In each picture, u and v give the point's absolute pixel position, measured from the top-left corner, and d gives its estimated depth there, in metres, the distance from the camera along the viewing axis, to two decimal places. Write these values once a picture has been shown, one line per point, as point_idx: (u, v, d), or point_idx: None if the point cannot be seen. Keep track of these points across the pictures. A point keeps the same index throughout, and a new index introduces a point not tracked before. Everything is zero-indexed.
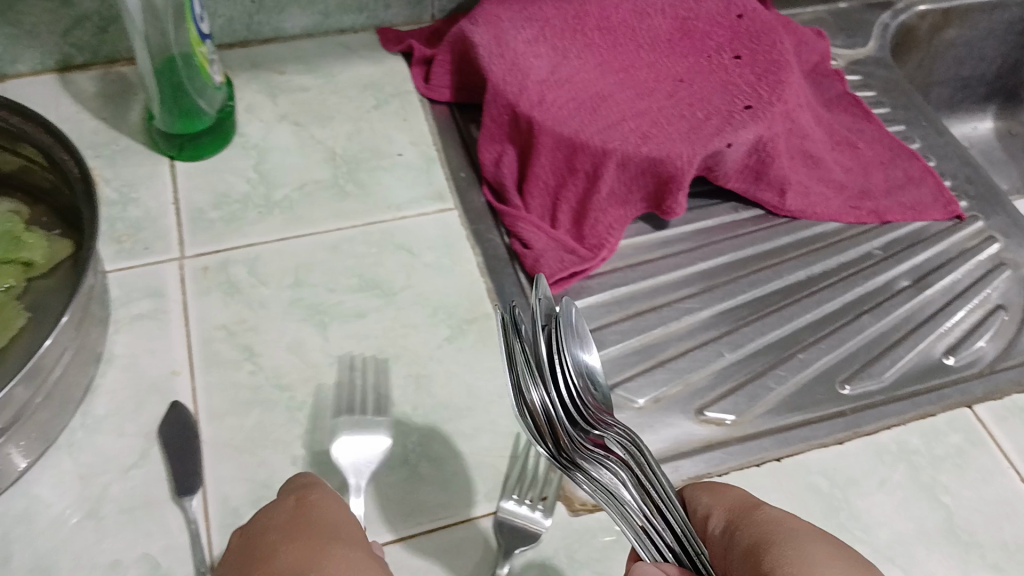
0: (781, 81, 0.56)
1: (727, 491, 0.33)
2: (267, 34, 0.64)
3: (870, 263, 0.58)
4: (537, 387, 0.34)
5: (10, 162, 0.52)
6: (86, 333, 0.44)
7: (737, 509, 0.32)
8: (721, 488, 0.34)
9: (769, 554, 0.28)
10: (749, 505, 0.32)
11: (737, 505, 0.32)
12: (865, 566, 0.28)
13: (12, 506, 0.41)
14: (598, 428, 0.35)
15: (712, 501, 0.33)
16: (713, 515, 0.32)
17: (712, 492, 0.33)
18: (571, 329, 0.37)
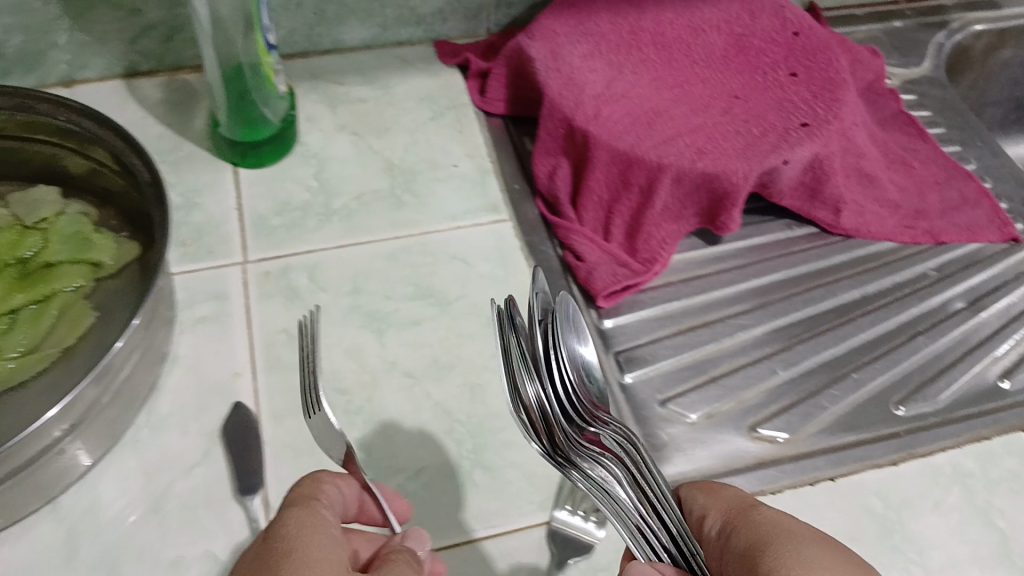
0: (837, 99, 0.56)
1: (722, 491, 0.34)
2: (327, 45, 0.66)
3: (924, 283, 0.57)
4: (533, 383, 0.37)
5: (81, 165, 0.54)
6: (153, 334, 0.45)
7: (734, 509, 0.33)
8: (716, 487, 0.35)
9: (765, 556, 0.30)
10: (743, 506, 0.33)
11: (734, 506, 0.33)
12: (858, 566, 0.29)
13: (79, 502, 0.43)
14: (593, 426, 0.39)
15: (708, 500, 0.34)
16: (709, 515, 0.34)
17: (707, 493, 0.34)
18: (570, 321, 0.43)
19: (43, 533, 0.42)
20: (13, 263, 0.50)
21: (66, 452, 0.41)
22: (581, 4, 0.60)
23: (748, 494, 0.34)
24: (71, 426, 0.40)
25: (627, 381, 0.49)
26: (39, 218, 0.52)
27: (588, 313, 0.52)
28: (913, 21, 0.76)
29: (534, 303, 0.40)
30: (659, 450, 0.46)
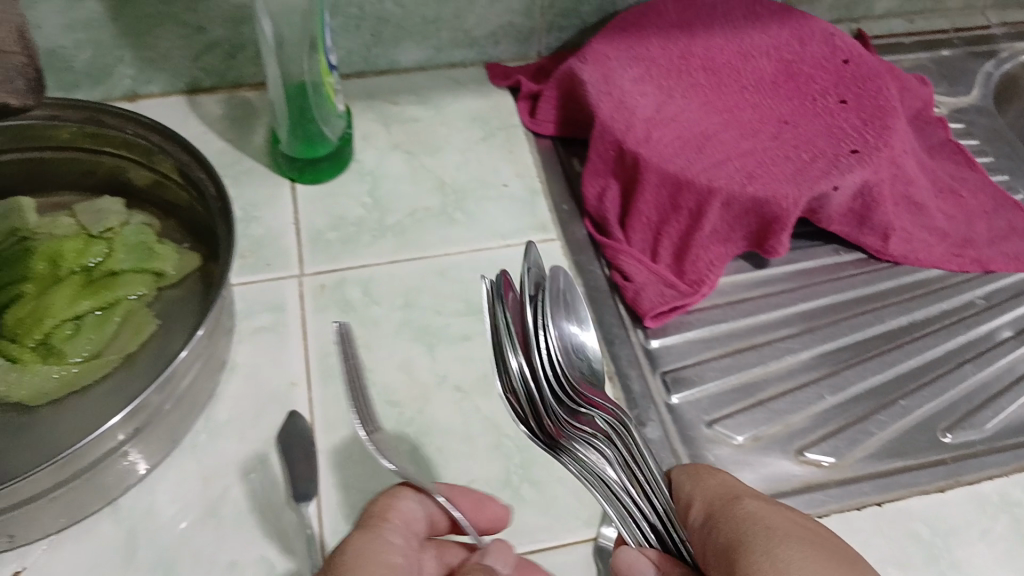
0: (888, 127, 0.56)
1: (708, 481, 0.37)
2: (382, 66, 0.67)
3: (972, 311, 0.57)
4: (519, 355, 0.37)
5: (146, 177, 0.56)
6: (215, 342, 0.46)
7: (714, 503, 0.35)
8: (704, 476, 0.37)
9: (742, 554, 0.32)
10: (723, 497, 0.35)
11: (714, 498, 0.36)
12: (831, 558, 0.31)
13: (140, 503, 0.44)
14: (584, 406, 0.40)
15: (694, 492, 0.37)
16: (693, 507, 0.36)
17: (694, 482, 0.37)
18: (557, 294, 0.43)
19: (105, 532, 0.43)
20: (79, 271, 0.53)
21: (128, 455, 0.42)
22: (632, 30, 0.62)
23: (730, 483, 0.36)
24: (128, 435, 0.41)
25: (674, 402, 0.50)
26: (104, 227, 0.54)
27: (636, 332, 0.53)
28: (961, 50, 0.76)
29: (524, 278, 0.40)
30: None
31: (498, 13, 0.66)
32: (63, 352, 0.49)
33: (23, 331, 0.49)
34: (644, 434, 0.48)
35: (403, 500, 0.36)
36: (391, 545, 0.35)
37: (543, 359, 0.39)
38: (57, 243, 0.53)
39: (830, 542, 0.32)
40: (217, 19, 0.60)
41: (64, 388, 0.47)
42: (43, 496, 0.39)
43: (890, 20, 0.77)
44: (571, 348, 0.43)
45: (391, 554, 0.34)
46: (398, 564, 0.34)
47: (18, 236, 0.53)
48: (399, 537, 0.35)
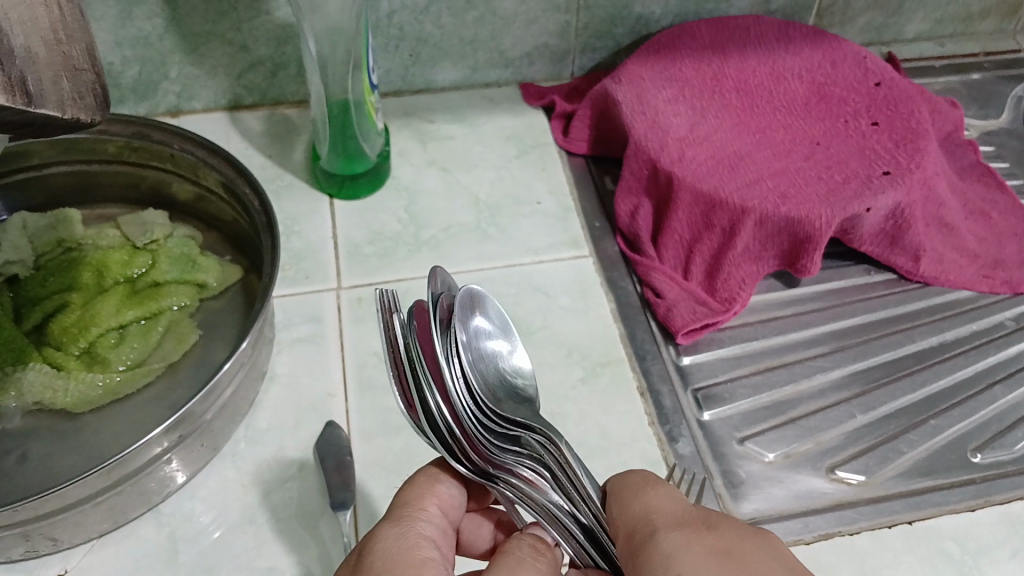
0: (920, 148, 0.56)
1: (635, 502, 0.34)
2: (419, 85, 0.69)
3: (1002, 332, 0.57)
4: (429, 394, 0.35)
5: (190, 191, 0.57)
6: (258, 353, 0.47)
7: (633, 536, 0.33)
8: (632, 494, 0.34)
9: None
10: (641, 529, 0.33)
11: (633, 530, 0.33)
12: None
13: (181, 508, 0.45)
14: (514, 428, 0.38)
15: (617, 518, 0.34)
16: (619, 539, 0.34)
17: (621, 504, 0.34)
18: (465, 306, 0.40)
19: (147, 536, 0.44)
20: (123, 281, 0.54)
21: (170, 463, 0.43)
22: (666, 51, 0.63)
23: (652, 507, 0.33)
24: (169, 444, 0.42)
25: (705, 418, 0.50)
26: (149, 239, 0.56)
27: (667, 349, 0.54)
28: (991, 73, 0.76)
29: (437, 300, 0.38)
30: (736, 487, 0.47)
31: (534, 34, 0.67)
32: (107, 361, 0.50)
33: (68, 339, 0.51)
34: (676, 449, 0.48)
35: (445, 487, 0.37)
36: (423, 540, 0.34)
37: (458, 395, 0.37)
38: (103, 254, 0.54)
39: None
40: (260, 38, 0.62)
41: (108, 395, 0.48)
42: (89, 500, 0.40)
43: (920, 43, 0.78)
44: (482, 360, 0.41)
45: (424, 550, 0.34)
46: (434, 556, 0.34)
47: (65, 247, 0.55)
48: (428, 526, 0.35)
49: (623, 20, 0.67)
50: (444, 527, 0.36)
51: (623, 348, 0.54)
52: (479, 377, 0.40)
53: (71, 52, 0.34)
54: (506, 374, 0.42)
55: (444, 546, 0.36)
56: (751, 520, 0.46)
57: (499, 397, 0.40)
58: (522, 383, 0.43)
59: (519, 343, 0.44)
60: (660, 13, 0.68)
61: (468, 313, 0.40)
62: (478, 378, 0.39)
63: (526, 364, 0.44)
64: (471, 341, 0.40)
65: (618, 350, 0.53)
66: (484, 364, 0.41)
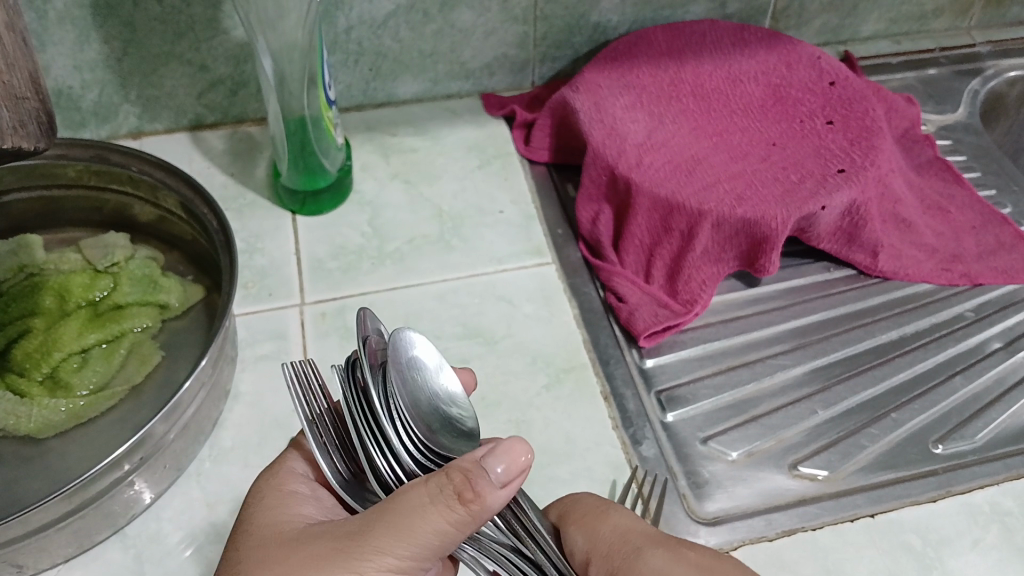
0: (874, 146, 0.57)
1: (601, 527, 0.38)
2: (381, 99, 0.69)
3: (961, 324, 0.58)
4: (383, 456, 0.37)
5: (151, 212, 0.57)
6: (220, 371, 0.48)
7: (614, 559, 0.38)
8: (594, 521, 0.39)
9: None
10: (622, 551, 0.38)
11: (614, 550, 0.38)
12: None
13: (144, 530, 0.45)
14: None
15: (588, 543, 0.38)
16: (594, 563, 0.38)
17: (587, 532, 0.39)
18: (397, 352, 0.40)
19: (113, 558, 0.44)
20: (85, 305, 0.54)
21: (133, 485, 0.43)
22: (622, 59, 0.64)
23: (622, 531, 0.38)
24: (132, 466, 0.42)
25: (669, 420, 0.51)
26: (109, 262, 0.55)
27: (630, 352, 0.54)
28: (947, 69, 0.77)
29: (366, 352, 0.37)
30: (700, 487, 0.48)
31: (492, 46, 0.68)
32: (70, 385, 0.50)
33: (31, 365, 0.51)
34: (639, 452, 0.49)
35: None
36: (294, 476, 0.39)
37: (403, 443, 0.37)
38: (65, 278, 0.54)
39: None
40: (218, 57, 0.62)
41: (72, 420, 0.48)
42: (53, 526, 0.40)
43: (877, 42, 0.79)
44: (421, 393, 0.40)
45: (293, 484, 0.39)
46: (300, 490, 0.39)
47: (27, 272, 0.55)
48: (302, 463, 0.40)
49: (580, 29, 0.68)
50: None
51: (586, 352, 0.54)
52: (422, 422, 0.39)
53: (11, 81, 0.35)
54: (443, 404, 0.41)
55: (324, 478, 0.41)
56: (715, 519, 0.46)
57: (443, 431, 0.40)
58: (457, 412, 0.41)
59: (449, 369, 0.42)
60: (617, 21, 0.68)
61: (400, 355, 0.40)
62: (421, 421, 0.39)
63: (459, 390, 0.42)
64: (407, 379, 0.40)
65: (581, 355, 0.54)
66: (417, 383, 0.40)
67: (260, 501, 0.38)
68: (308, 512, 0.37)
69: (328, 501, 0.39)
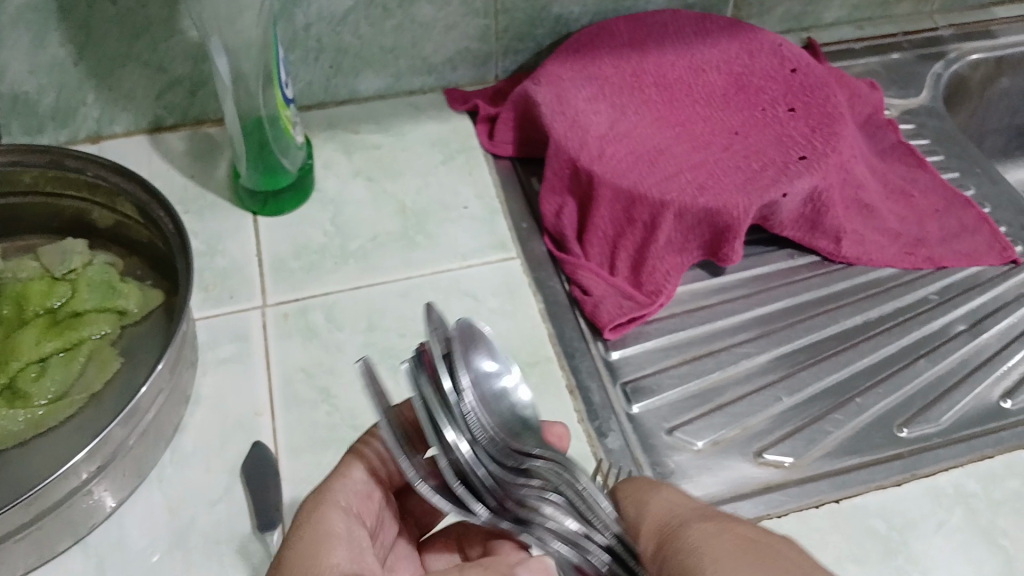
0: (835, 133, 0.58)
1: (652, 501, 0.36)
2: (343, 95, 0.69)
3: (925, 307, 0.58)
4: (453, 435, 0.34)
5: (109, 217, 0.57)
6: (179, 375, 0.47)
7: (660, 533, 0.34)
8: (647, 496, 0.36)
9: None
10: (670, 525, 0.35)
11: (662, 524, 0.35)
12: (776, 562, 0.31)
13: (107, 538, 0.44)
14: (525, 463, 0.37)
15: (639, 518, 0.36)
16: (642, 535, 0.35)
17: (639, 505, 0.36)
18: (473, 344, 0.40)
19: (75, 567, 0.43)
20: (44, 312, 0.53)
21: (93, 493, 0.43)
22: (585, 51, 0.64)
23: (673, 506, 0.35)
24: (93, 472, 0.42)
25: (634, 412, 0.51)
26: (68, 268, 0.55)
27: (596, 345, 0.54)
28: (910, 53, 0.78)
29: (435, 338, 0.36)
30: (667, 477, 0.48)
31: (453, 40, 0.67)
32: (29, 395, 0.49)
33: None
34: (605, 444, 0.49)
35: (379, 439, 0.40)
36: (337, 511, 0.37)
37: (462, 426, 0.35)
38: (23, 286, 0.54)
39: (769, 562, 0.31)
40: (176, 57, 0.62)
41: (31, 429, 0.48)
42: (12, 536, 0.40)
43: (840, 28, 0.79)
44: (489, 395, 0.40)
45: (334, 523, 0.37)
46: (341, 530, 0.36)
47: None
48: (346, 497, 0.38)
49: (542, 22, 0.68)
50: (370, 490, 0.39)
51: (551, 346, 0.54)
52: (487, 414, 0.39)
53: None
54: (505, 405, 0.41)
55: (365, 514, 0.39)
56: None
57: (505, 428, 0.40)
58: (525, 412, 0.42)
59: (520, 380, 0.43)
60: (579, 13, 0.68)
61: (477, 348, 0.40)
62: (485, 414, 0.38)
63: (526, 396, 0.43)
64: (477, 378, 0.40)
65: (546, 348, 0.54)
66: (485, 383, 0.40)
67: (300, 536, 0.36)
68: (344, 559, 0.35)
69: (363, 546, 0.37)
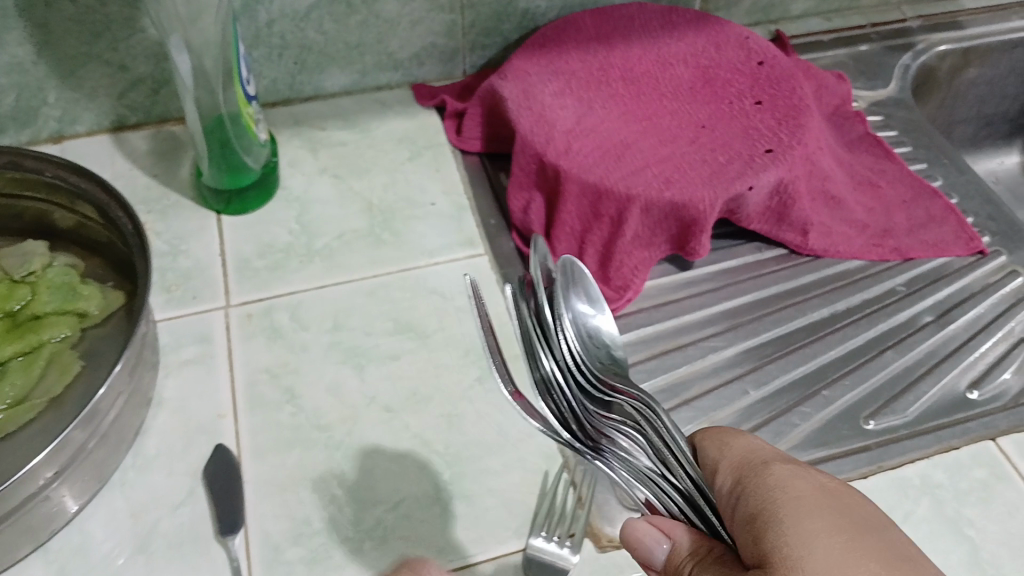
0: (801, 125, 0.58)
1: (734, 443, 0.35)
2: (309, 93, 0.68)
3: (892, 299, 0.59)
4: (547, 356, 0.39)
5: (69, 219, 0.56)
6: (140, 378, 0.47)
7: (741, 470, 0.33)
8: (728, 438, 0.35)
9: (769, 526, 0.30)
10: (752, 462, 0.34)
11: (744, 462, 0.34)
12: (860, 515, 0.30)
13: (67, 543, 0.44)
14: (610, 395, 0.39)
15: (719, 454, 0.35)
16: (720, 471, 0.34)
17: (719, 445, 0.35)
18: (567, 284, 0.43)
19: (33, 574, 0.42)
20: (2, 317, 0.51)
21: (52, 498, 0.42)
22: (551, 45, 0.63)
23: (755, 448, 0.34)
24: (56, 473, 0.41)
25: None
26: (27, 271, 0.54)
27: None
28: (878, 44, 0.78)
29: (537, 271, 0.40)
30: None
31: (419, 35, 0.67)
32: None
33: None
34: None
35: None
36: None
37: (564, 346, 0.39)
38: None
39: (853, 512, 0.30)
40: (138, 56, 0.61)
41: None
42: None
43: (808, 20, 0.79)
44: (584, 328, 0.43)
45: None
46: None
47: None
48: None
49: (508, 17, 0.67)
50: None
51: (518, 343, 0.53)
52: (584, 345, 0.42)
53: None
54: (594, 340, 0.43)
55: None
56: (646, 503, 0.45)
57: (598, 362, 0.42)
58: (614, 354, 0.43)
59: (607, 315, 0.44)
60: (546, 7, 0.68)
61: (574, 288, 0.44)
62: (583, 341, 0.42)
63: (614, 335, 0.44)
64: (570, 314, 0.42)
65: (513, 346, 0.53)
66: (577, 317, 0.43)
67: None
68: None
69: None
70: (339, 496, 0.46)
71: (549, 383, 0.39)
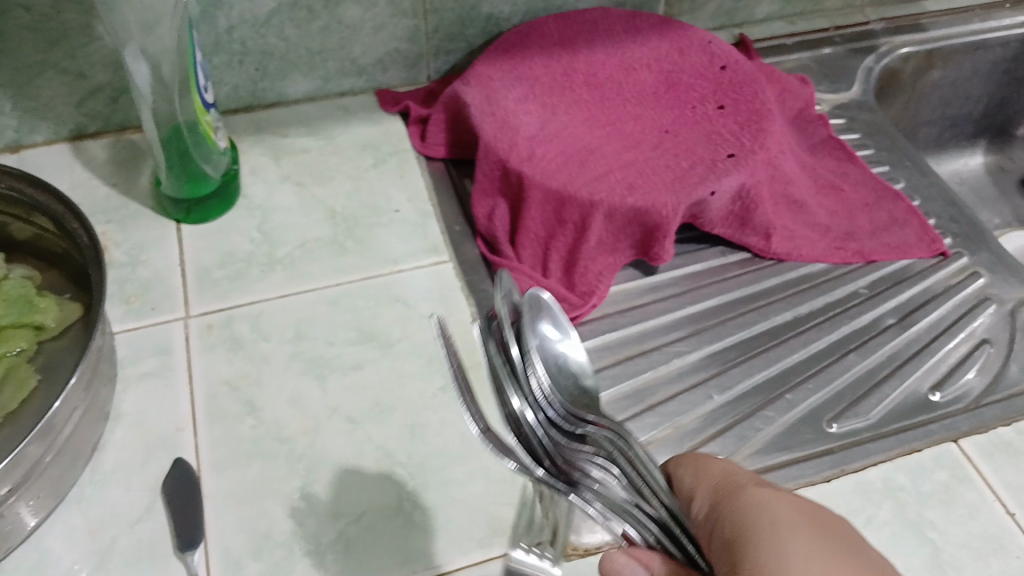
0: (763, 129, 0.58)
1: (710, 466, 0.35)
2: (271, 99, 0.68)
3: (855, 301, 0.59)
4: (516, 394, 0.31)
5: (24, 230, 0.55)
6: (96, 392, 0.46)
7: (717, 493, 0.33)
8: (703, 462, 0.35)
9: (746, 549, 0.30)
10: (728, 485, 0.33)
11: (721, 485, 0.33)
12: (834, 536, 0.30)
13: (23, 561, 0.43)
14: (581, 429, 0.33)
15: (696, 479, 0.34)
16: (697, 496, 0.34)
17: (695, 470, 0.35)
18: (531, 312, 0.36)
19: None
20: None
21: (7, 516, 0.41)
22: (515, 50, 0.63)
23: (732, 471, 0.34)
24: (12, 488, 0.40)
25: None
26: None
27: None
28: (842, 47, 0.79)
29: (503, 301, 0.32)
30: None
31: (382, 41, 0.66)
32: None
33: None
34: None
35: None
36: None
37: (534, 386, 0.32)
38: None
39: (827, 534, 0.30)
40: (95, 63, 0.60)
41: None
42: None
43: (772, 23, 0.79)
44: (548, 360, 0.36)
45: None
46: None
47: None
48: None
49: (472, 21, 0.67)
50: None
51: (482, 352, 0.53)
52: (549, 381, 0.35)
53: None
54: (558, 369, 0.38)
55: None
56: None
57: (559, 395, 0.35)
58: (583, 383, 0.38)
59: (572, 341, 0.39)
60: (509, 12, 0.68)
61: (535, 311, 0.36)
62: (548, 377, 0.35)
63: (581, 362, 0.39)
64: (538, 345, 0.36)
65: (477, 354, 0.53)
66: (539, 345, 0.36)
67: None
68: None
69: None
70: (301, 509, 0.45)
71: (518, 423, 0.32)
